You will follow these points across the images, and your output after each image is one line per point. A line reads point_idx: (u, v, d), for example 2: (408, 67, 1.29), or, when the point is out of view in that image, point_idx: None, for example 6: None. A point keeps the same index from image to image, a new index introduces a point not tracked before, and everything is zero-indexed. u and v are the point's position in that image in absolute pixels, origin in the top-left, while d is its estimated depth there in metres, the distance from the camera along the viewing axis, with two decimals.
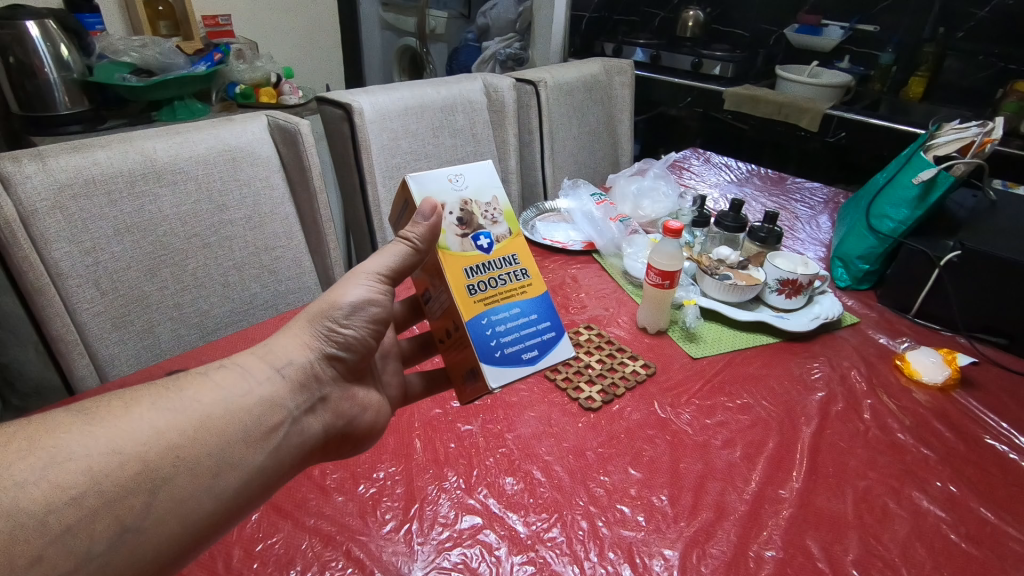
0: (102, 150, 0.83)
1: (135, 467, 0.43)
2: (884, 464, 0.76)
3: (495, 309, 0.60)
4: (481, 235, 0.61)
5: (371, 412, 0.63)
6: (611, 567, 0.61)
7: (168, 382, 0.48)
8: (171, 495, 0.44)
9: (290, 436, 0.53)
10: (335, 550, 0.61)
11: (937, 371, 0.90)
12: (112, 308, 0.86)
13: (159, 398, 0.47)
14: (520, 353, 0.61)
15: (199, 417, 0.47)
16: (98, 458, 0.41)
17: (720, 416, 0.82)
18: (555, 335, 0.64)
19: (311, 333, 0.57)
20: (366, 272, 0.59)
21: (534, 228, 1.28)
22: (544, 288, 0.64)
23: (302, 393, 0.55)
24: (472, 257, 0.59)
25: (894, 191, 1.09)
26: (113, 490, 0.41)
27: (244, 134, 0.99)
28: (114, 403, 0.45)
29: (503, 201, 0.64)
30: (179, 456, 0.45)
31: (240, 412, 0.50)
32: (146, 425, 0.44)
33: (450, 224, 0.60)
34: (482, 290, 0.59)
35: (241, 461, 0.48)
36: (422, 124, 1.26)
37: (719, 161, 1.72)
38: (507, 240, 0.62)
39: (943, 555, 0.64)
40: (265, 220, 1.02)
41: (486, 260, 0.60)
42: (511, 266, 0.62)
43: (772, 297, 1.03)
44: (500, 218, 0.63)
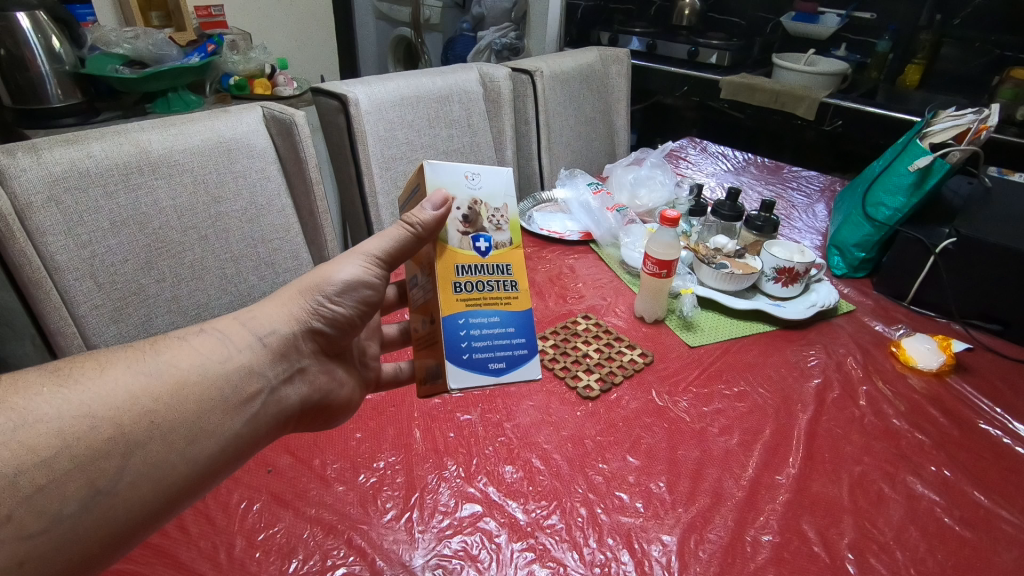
0: (97, 142, 0.82)
1: (109, 432, 0.42)
2: (879, 449, 0.76)
3: (474, 312, 0.57)
4: (481, 237, 0.58)
5: (347, 390, 0.64)
6: (610, 553, 0.62)
7: (145, 346, 0.48)
8: (144, 460, 0.43)
9: (268, 405, 0.53)
10: (336, 539, 0.61)
11: (932, 357, 0.91)
12: (110, 301, 0.86)
13: (134, 361, 0.46)
14: (485, 361, 0.57)
15: (175, 381, 0.47)
16: (69, 420, 0.41)
17: (717, 403, 0.83)
18: (527, 354, 0.59)
19: (300, 306, 0.57)
20: (361, 251, 0.59)
21: (531, 218, 1.28)
22: (529, 305, 0.60)
23: (281, 363, 0.55)
24: (466, 257, 0.57)
25: (889, 179, 1.08)
26: (85, 453, 0.41)
27: (239, 125, 0.99)
28: (89, 364, 0.44)
29: (513, 211, 0.59)
30: (154, 421, 0.44)
31: (218, 377, 0.49)
32: (121, 389, 0.44)
33: (454, 219, 0.56)
34: (466, 291, 0.57)
35: (219, 429, 0.48)
36: (418, 115, 1.25)
37: (716, 150, 1.72)
38: (506, 250, 0.59)
39: (937, 538, 0.65)
40: (262, 212, 1.02)
41: (480, 264, 0.58)
42: (502, 276, 0.59)
43: (769, 285, 1.04)
44: (506, 225, 0.59)
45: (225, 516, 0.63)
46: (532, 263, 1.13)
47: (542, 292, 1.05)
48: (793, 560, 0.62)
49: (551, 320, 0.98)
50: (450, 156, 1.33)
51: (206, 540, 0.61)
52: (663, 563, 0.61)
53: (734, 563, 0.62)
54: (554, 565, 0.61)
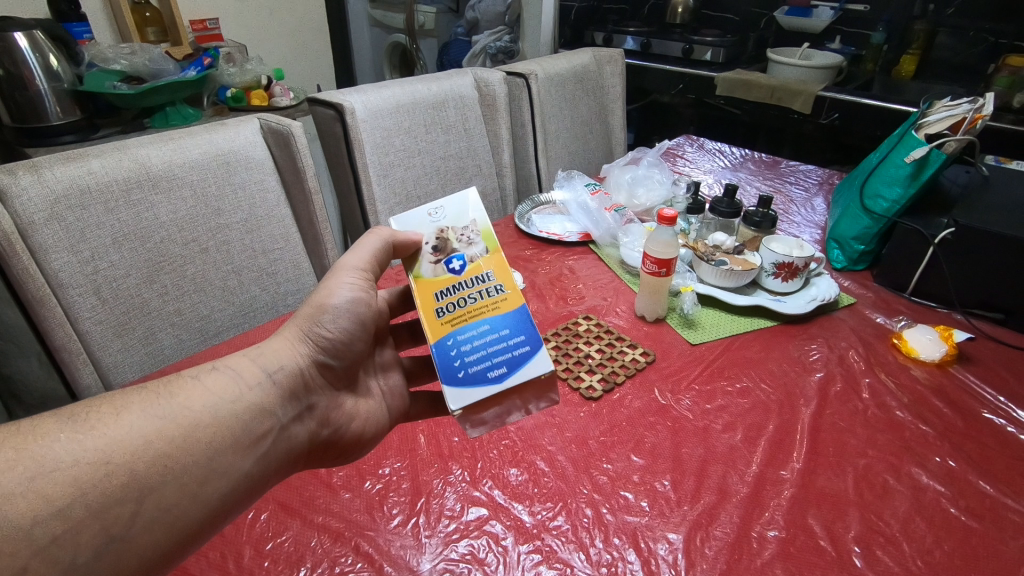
0: (97, 159, 0.83)
1: (122, 477, 0.42)
2: (883, 442, 0.76)
3: (463, 328, 0.58)
4: (454, 258, 0.60)
5: (358, 422, 0.64)
6: (617, 553, 0.62)
7: (157, 386, 0.48)
8: (158, 504, 0.44)
9: (278, 442, 0.53)
10: (344, 546, 0.62)
11: (934, 348, 0.91)
12: (113, 316, 0.86)
13: (148, 405, 0.46)
14: (486, 371, 0.56)
15: (187, 423, 0.47)
16: (83, 467, 0.41)
17: (720, 400, 0.83)
18: (530, 350, 0.57)
19: (301, 339, 0.59)
20: (345, 270, 0.63)
21: (529, 221, 1.28)
22: (521, 301, 0.60)
23: (291, 403, 0.56)
24: (441, 281, 0.59)
25: (886, 171, 1.08)
26: (100, 500, 0.41)
27: (237, 138, 1.00)
28: (104, 409, 0.45)
29: (482, 222, 0.63)
30: (167, 465, 0.45)
31: (230, 418, 0.50)
32: (135, 432, 0.44)
33: (424, 253, 0.61)
34: (450, 312, 0.58)
35: (229, 469, 0.48)
36: (414, 122, 1.26)
37: (713, 147, 1.72)
38: (482, 260, 0.61)
39: (943, 529, 0.65)
40: (262, 223, 1.03)
41: (457, 282, 0.59)
42: (485, 284, 0.60)
43: (769, 281, 1.04)
44: (477, 237, 0.62)
45: (234, 526, 0.63)
46: (531, 266, 1.13)
47: (542, 294, 1.05)
48: (800, 554, 0.62)
49: (552, 322, 0.98)
50: (448, 161, 1.34)
51: (215, 551, 0.61)
52: (670, 562, 0.61)
53: (741, 559, 0.62)
54: (561, 566, 0.61)
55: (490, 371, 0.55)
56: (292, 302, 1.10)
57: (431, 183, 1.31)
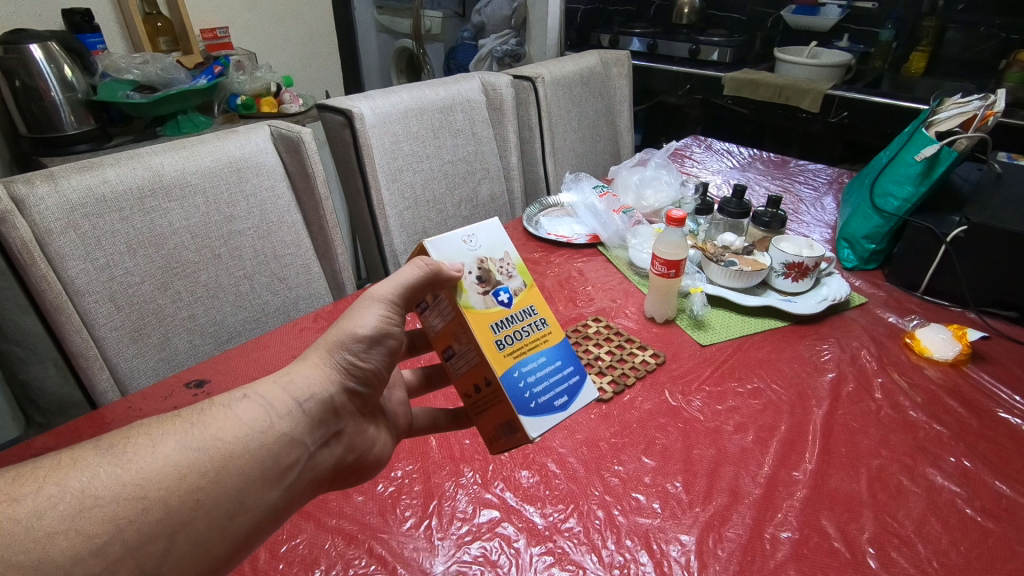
0: (112, 167, 0.85)
1: (158, 515, 0.41)
2: (897, 442, 0.76)
3: (524, 361, 0.59)
4: (500, 290, 0.60)
5: (378, 446, 0.63)
6: (629, 555, 0.62)
7: (193, 416, 0.47)
8: (188, 539, 0.43)
9: (306, 472, 0.52)
10: (357, 549, 0.62)
11: (947, 347, 0.90)
12: (129, 322, 0.88)
13: (182, 436, 0.45)
14: (552, 401, 0.60)
15: (220, 455, 0.46)
16: (119, 504, 0.41)
17: (731, 401, 0.83)
18: (580, 379, 0.63)
19: (330, 365, 0.56)
20: (378, 297, 0.58)
21: (538, 224, 1.29)
22: (562, 334, 0.64)
23: (321, 428, 0.54)
24: (496, 313, 0.58)
25: (897, 169, 1.07)
26: (135, 539, 0.40)
27: (248, 144, 1.01)
28: (140, 439, 0.44)
29: (514, 256, 0.64)
30: (200, 499, 0.44)
31: (261, 448, 0.48)
32: (169, 466, 0.43)
33: (470, 282, 0.58)
34: (510, 344, 0.58)
35: (258, 502, 0.47)
36: (422, 126, 1.27)
37: (721, 147, 1.71)
38: (524, 292, 0.62)
39: (959, 529, 0.65)
40: (273, 228, 1.04)
41: (509, 314, 0.59)
42: (531, 317, 0.61)
43: (779, 281, 1.03)
44: (515, 271, 0.63)
45: None
46: (541, 268, 1.14)
47: (552, 297, 1.05)
48: (814, 556, 0.62)
49: (562, 324, 0.98)
50: (455, 165, 1.35)
51: None
52: (682, 564, 0.61)
53: (754, 561, 0.62)
54: (573, 568, 0.61)
55: (558, 400, 0.60)
56: (303, 306, 1.10)
57: (439, 187, 1.32)
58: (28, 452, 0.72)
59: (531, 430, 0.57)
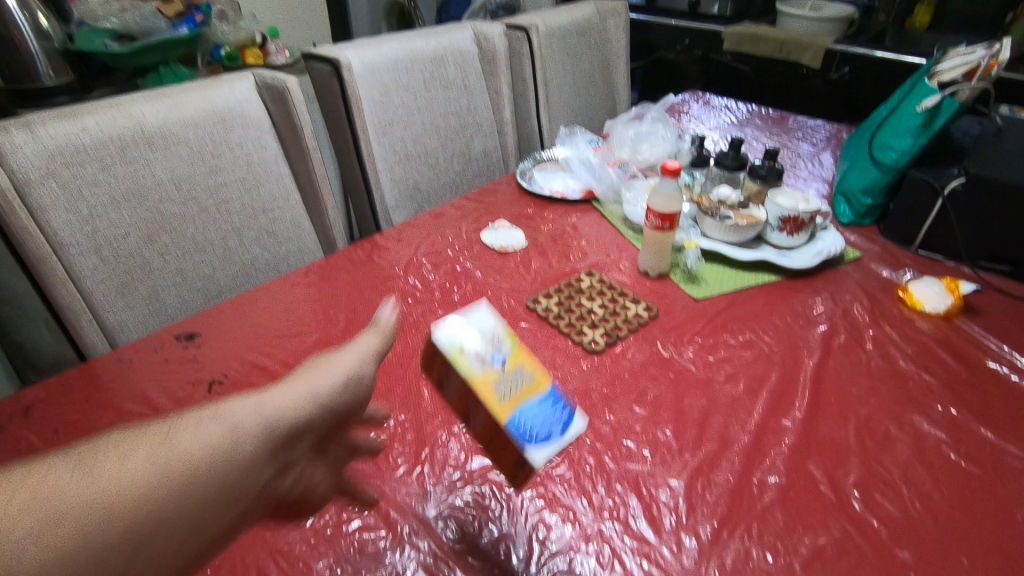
0: (91, 115, 0.82)
1: (123, 526, 0.39)
2: (886, 391, 0.77)
3: (524, 406, 0.55)
4: (493, 357, 0.57)
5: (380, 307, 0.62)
6: (619, 499, 0.63)
7: (160, 425, 0.44)
8: (148, 560, 0.41)
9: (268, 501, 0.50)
10: (351, 494, 0.63)
11: (940, 300, 0.90)
12: (115, 275, 0.86)
13: (157, 448, 0.43)
14: (551, 431, 0.56)
15: (193, 472, 0.44)
16: (85, 520, 0.38)
17: (723, 353, 0.83)
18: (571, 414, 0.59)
19: (304, 400, 0.54)
20: None
21: (531, 179, 1.27)
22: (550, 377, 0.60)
23: (289, 452, 0.52)
24: (492, 382, 0.55)
25: (897, 122, 1.05)
26: (97, 556, 0.38)
27: (232, 94, 0.97)
28: (113, 451, 0.42)
29: (498, 319, 0.61)
30: (168, 517, 0.42)
31: (234, 469, 0.46)
32: (142, 482, 0.41)
33: (469, 354, 0.56)
34: (508, 395, 0.55)
35: (224, 523, 0.45)
36: (413, 77, 1.23)
37: (720, 103, 1.68)
38: (513, 355, 0.58)
39: (943, 474, 0.66)
40: (260, 182, 1.02)
41: (502, 373, 0.56)
42: (520, 368, 0.58)
43: (774, 235, 1.02)
44: (502, 334, 0.59)
45: None
46: (534, 224, 1.13)
47: (545, 252, 1.04)
48: (800, 499, 0.63)
49: (555, 279, 0.97)
50: (448, 119, 1.32)
51: None
52: (671, 507, 0.62)
53: (742, 504, 0.63)
54: (564, 511, 0.62)
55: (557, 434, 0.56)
56: (294, 262, 1.09)
57: (431, 141, 1.29)
58: (19, 404, 0.72)
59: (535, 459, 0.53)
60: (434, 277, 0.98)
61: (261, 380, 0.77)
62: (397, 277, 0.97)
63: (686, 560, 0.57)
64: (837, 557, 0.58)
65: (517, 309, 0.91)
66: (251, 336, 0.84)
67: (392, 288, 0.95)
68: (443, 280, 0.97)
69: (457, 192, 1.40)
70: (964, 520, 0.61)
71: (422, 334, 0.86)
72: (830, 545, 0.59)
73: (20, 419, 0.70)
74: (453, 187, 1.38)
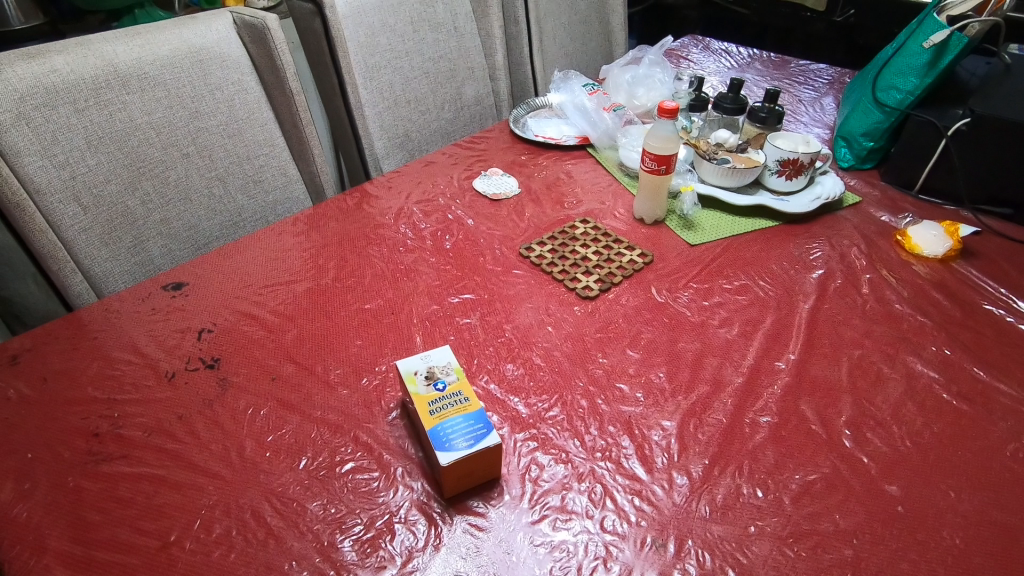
0: (59, 55, 0.78)
1: None
2: (880, 333, 0.76)
3: (448, 420, 0.56)
4: (438, 381, 0.59)
5: None
6: (611, 439, 0.63)
7: None
8: None
9: None
10: (343, 437, 0.63)
11: (939, 243, 0.89)
12: (97, 224, 0.84)
13: None
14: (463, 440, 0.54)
15: None
16: None
17: (718, 297, 0.82)
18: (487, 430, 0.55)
19: None
20: None
21: (525, 126, 1.23)
22: (481, 405, 0.57)
23: None
24: (427, 396, 0.58)
25: (902, 60, 1.02)
26: None
27: (209, 33, 0.93)
28: None
29: (454, 367, 0.61)
30: None
31: None
32: None
33: (419, 371, 0.60)
34: (432, 407, 0.56)
35: None
36: (400, 18, 1.18)
37: (720, 47, 1.62)
38: (457, 384, 0.59)
39: (934, 412, 0.66)
40: (243, 127, 0.99)
41: (439, 394, 0.58)
42: (458, 396, 0.58)
43: (772, 180, 1.00)
44: (451, 375, 0.60)
45: (234, 421, 0.64)
46: (527, 171, 1.10)
47: (539, 199, 1.02)
48: (791, 438, 0.63)
49: (549, 226, 0.96)
50: (437, 63, 1.27)
51: (218, 444, 0.62)
52: (663, 446, 0.63)
53: (733, 443, 0.63)
54: (557, 452, 0.62)
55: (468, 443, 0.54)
56: (281, 211, 1.08)
57: (421, 87, 1.25)
58: (5, 353, 0.71)
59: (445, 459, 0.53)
60: (425, 225, 0.96)
61: (250, 327, 0.76)
62: (388, 226, 0.95)
63: (677, 497, 0.58)
64: (826, 491, 0.58)
65: (510, 256, 0.89)
66: (240, 285, 0.82)
67: (383, 236, 0.93)
68: (435, 228, 0.95)
69: (448, 141, 1.36)
70: (952, 456, 0.62)
71: (413, 282, 0.84)
72: (820, 481, 0.59)
73: (7, 368, 0.69)
74: (445, 136, 1.35)
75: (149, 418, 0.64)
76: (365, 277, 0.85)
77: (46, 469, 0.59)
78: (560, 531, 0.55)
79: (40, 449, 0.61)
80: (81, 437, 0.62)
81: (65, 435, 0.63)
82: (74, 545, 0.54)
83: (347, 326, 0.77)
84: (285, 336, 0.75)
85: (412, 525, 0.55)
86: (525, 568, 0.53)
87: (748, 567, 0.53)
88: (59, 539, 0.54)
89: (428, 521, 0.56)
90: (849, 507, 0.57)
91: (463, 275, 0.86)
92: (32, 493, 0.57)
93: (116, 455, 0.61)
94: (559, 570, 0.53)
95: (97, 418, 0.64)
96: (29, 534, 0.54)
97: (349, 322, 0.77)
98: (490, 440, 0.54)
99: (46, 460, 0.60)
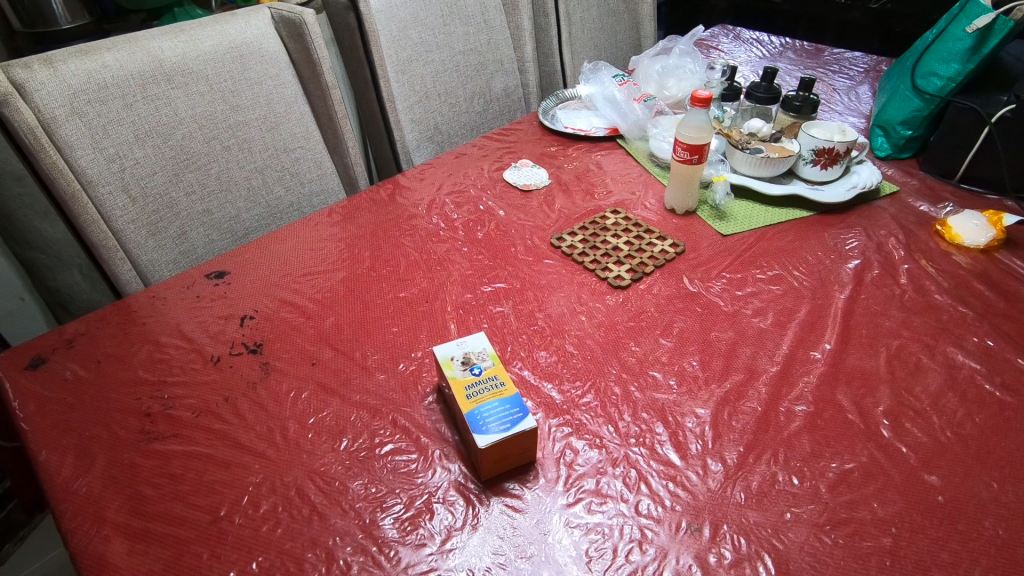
0: (110, 51, 0.81)
1: None
2: (919, 324, 0.75)
3: (485, 403, 0.57)
4: (475, 367, 0.60)
5: None
6: (645, 425, 0.64)
7: None
8: None
9: None
10: (382, 420, 0.65)
11: (981, 233, 0.87)
12: (144, 215, 0.88)
13: None
14: (499, 423, 0.55)
15: None
16: None
17: (752, 287, 0.82)
18: (520, 416, 0.56)
19: None
20: None
21: (554, 117, 1.24)
22: (516, 391, 0.58)
23: None
24: (466, 379, 0.59)
25: (944, 46, 1.00)
26: None
27: (248, 28, 0.96)
28: None
29: (489, 352, 0.61)
30: None
31: None
32: None
33: (456, 356, 0.61)
34: (468, 390, 0.58)
35: None
36: (431, 12, 1.20)
37: (751, 37, 1.60)
38: (491, 369, 0.60)
39: (976, 403, 0.65)
40: (281, 120, 1.01)
41: (476, 378, 0.59)
42: (491, 381, 0.58)
43: (807, 169, 0.99)
44: (485, 359, 0.61)
45: (277, 403, 0.66)
46: (558, 162, 1.11)
47: (569, 190, 1.03)
48: (828, 427, 0.63)
49: (579, 217, 0.96)
50: (467, 56, 1.28)
51: (262, 425, 0.64)
52: (697, 433, 0.63)
53: (768, 431, 0.63)
54: (591, 437, 0.63)
55: (503, 426, 0.55)
56: (317, 202, 1.11)
57: (451, 79, 1.26)
58: (62, 336, 0.75)
59: (484, 440, 0.54)
60: (457, 216, 0.97)
61: (290, 314, 0.78)
62: (421, 217, 0.97)
63: (712, 483, 0.58)
64: (864, 480, 0.58)
65: (540, 246, 0.90)
66: (279, 274, 0.85)
67: (416, 227, 0.95)
68: (467, 219, 0.96)
69: (477, 133, 1.37)
70: (994, 447, 0.61)
71: (447, 271, 0.86)
72: (857, 470, 0.59)
73: (63, 351, 0.73)
74: (474, 129, 1.36)
75: (196, 399, 0.67)
76: (399, 266, 0.87)
77: (102, 446, 0.62)
78: (595, 514, 0.56)
79: (97, 427, 0.64)
80: (134, 416, 0.65)
81: (118, 414, 0.66)
82: (132, 518, 0.57)
83: (383, 314, 0.78)
84: (323, 323, 0.77)
85: (451, 505, 0.57)
86: (561, 549, 0.54)
87: (785, 553, 0.53)
88: (117, 512, 0.57)
89: (466, 501, 0.57)
90: (887, 496, 0.57)
91: (495, 265, 0.87)
92: (91, 468, 0.60)
93: (167, 434, 0.64)
94: (595, 551, 0.54)
95: (148, 399, 0.67)
96: (88, 505, 0.57)
97: (385, 310, 0.79)
98: (524, 424, 0.55)
99: (103, 438, 0.63)
